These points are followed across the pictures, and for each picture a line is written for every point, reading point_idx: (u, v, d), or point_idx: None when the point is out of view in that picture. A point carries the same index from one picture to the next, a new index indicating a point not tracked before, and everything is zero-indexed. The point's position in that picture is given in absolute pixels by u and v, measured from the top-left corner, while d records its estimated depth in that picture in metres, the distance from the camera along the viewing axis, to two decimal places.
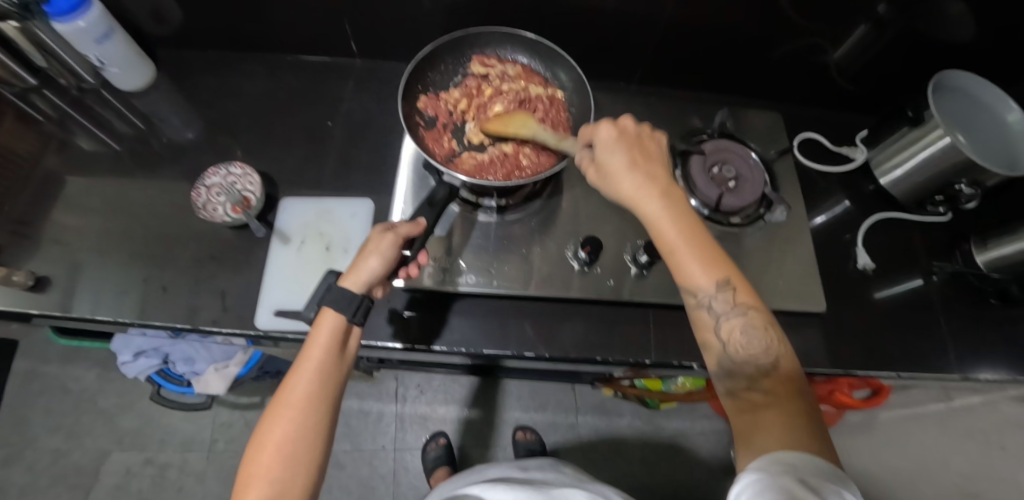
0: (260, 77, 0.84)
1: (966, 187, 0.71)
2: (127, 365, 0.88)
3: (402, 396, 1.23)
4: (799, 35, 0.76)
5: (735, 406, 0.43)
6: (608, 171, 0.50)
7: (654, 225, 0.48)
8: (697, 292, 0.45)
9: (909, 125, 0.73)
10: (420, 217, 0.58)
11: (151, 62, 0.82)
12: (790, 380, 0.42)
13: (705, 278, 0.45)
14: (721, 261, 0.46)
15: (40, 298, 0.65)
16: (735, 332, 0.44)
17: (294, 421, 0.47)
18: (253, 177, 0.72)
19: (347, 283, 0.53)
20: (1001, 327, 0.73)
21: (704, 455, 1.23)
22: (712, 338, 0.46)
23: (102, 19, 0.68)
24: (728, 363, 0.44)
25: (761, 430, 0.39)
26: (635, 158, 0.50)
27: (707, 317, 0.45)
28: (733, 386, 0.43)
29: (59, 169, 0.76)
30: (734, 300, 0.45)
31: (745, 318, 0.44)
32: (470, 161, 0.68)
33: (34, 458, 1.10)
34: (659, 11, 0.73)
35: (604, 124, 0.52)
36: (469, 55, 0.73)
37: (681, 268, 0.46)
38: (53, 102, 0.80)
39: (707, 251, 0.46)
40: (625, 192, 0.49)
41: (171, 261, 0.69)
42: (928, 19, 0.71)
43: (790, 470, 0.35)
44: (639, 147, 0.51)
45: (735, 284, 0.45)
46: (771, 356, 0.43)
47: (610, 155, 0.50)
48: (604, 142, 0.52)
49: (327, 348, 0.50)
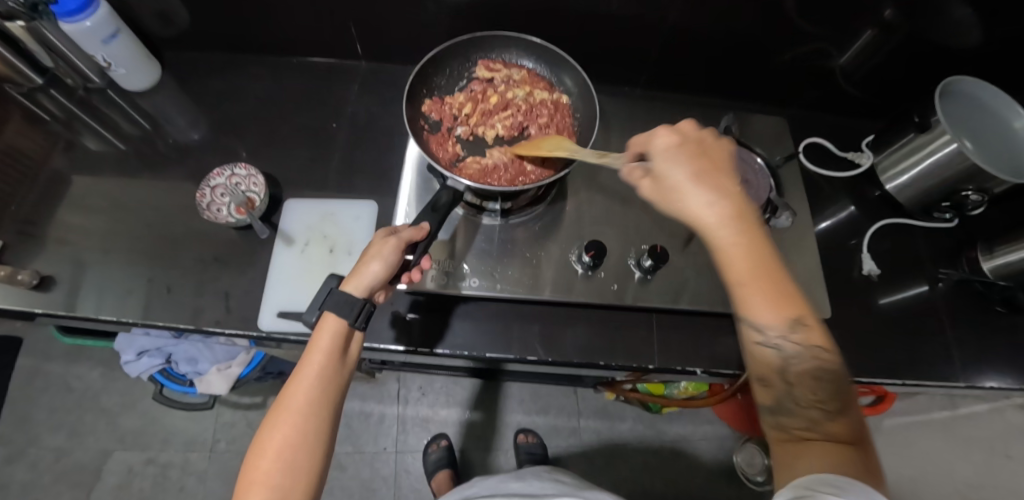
0: (265, 78, 0.85)
1: (973, 195, 0.70)
2: (130, 365, 0.88)
3: (403, 398, 1.23)
4: (804, 40, 0.76)
5: (780, 438, 0.43)
6: (670, 186, 0.48)
7: (718, 248, 0.45)
8: (764, 327, 0.43)
9: (916, 131, 0.73)
10: (422, 221, 0.58)
11: (157, 63, 0.82)
12: (854, 423, 0.41)
13: (775, 315, 0.43)
14: (794, 297, 0.43)
15: (44, 297, 0.66)
16: (803, 376, 0.43)
17: (294, 426, 0.46)
18: (256, 178, 0.73)
19: (349, 287, 0.53)
20: (1006, 335, 0.72)
21: (706, 460, 1.22)
22: (774, 376, 0.44)
23: (108, 20, 0.68)
24: (788, 403, 0.43)
25: (804, 460, 0.40)
26: (701, 174, 0.48)
27: (770, 353, 0.44)
28: (790, 424, 0.43)
29: (65, 168, 0.76)
30: (807, 343, 0.43)
31: (815, 357, 0.43)
32: (475, 165, 0.68)
33: (36, 456, 1.11)
34: (664, 15, 0.73)
35: (663, 131, 0.51)
36: (475, 59, 0.73)
37: (745, 297, 0.44)
38: (60, 102, 0.81)
39: (776, 282, 0.44)
40: (686, 210, 0.47)
41: (175, 262, 0.69)
42: (937, 24, 0.70)
43: (837, 491, 0.35)
44: (708, 163, 0.49)
45: (807, 321, 0.43)
46: (834, 405, 0.42)
47: (673, 169, 0.48)
48: (665, 153, 0.49)
49: (328, 353, 0.50)
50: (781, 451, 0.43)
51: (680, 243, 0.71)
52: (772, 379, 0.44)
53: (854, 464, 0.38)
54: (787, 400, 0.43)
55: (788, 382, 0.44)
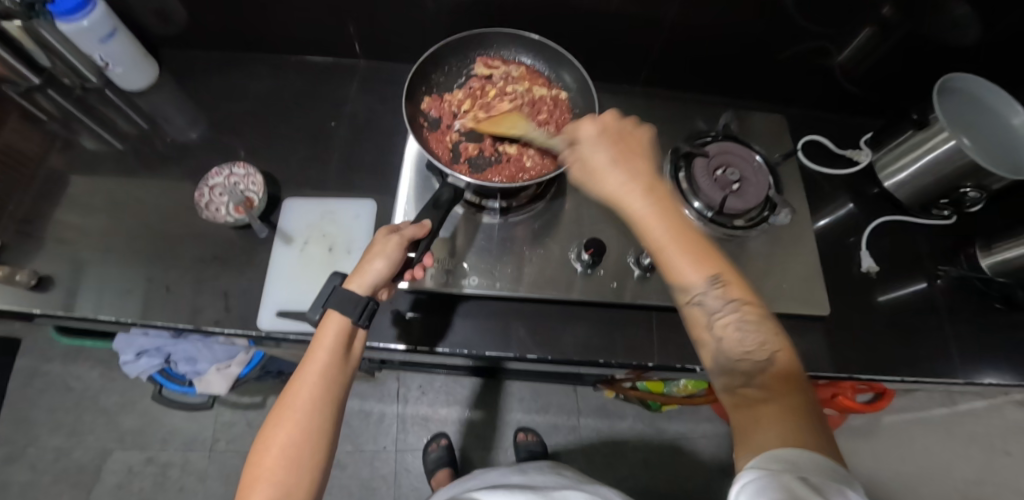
0: (263, 77, 0.84)
1: (972, 191, 0.70)
2: (129, 364, 0.88)
3: (403, 397, 1.23)
4: (803, 37, 0.76)
5: (728, 403, 0.41)
6: (592, 169, 0.51)
7: (637, 219, 0.47)
8: (688, 287, 0.44)
9: (914, 128, 0.73)
10: (425, 219, 0.58)
11: (154, 62, 0.82)
12: (790, 377, 0.40)
13: (696, 272, 0.43)
14: (714, 257, 0.44)
15: (43, 297, 0.66)
16: (730, 328, 0.42)
17: (297, 424, 0.46)
18: (255, 177, 0.72)
19: (353, 285, 0.53)
20: (1006, 332, 0.72)
21: (706, 457, 1.22)
22: (705, 334, 0.44)
23: (106, 19, 0.68)
24: (723, 359, 0.42)
25: (755, 423, 0.38)
26: (619, 156, 0.50)
27: (699, 312, 0.43)
28: (727, 382, 0.41)
29: (62, 167, 0.76)
30: (727, 297, 0.43)
31: (737, 313, 0.42)
32: (474, 164, 0.68)
33: (36, 457, 1.11)
34: (662, 13, 0.73)
35: (586, 122, 0.54)
36: (474, 56, 0.73)
37: (667, 262, 0.45)
38: (57, 102, 0.80)
39: (696, 242, 0.45)
40: (607, 191, 0.49)
41: (174, 261, 0.69)
42: (936, 21, 0.70)
43: (791, 468, 0.34)
44: (626, 146, 0.52)
45: (725, 279, 0.43)
46: (767, 351, 0.41)
47: (593, 155, 0.51)
48: (590, 140, 0.52)
49: (332, 351, 0.50)
50: (732, 414, 0.41)
51: None
52: (704, 340, 0.44)
53: (790, 415, 0.38)
54: (721, 356, 0.42)
55: (717, 339, 0.43)
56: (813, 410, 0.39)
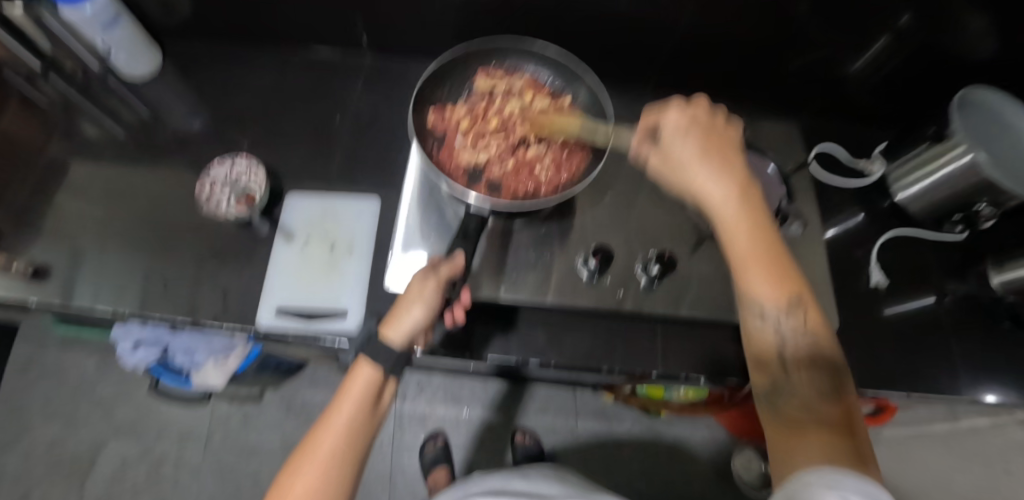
0: (267, 69, 0.83)
1: (985, 207, 0.69)
2: (125, 357, 0.86)
3: (401, 393, 1.22)
4: (818, 45, 0.74)
5: (776, 424, 0.42)
6: (679, 160, 0.52)
7: (721, 220, 0.49)
8: (763, 302, 0.45)
9: (930, 142, 0.72)
10: (458, 253, 0.57)
11: (157, 50, 0.80)
12: (850, 411, 0.41)
13: (770, 283, 0.45)
14: (796, 280, 0.46)
15: (39, 288, 0.64)
16: (794, 347, 0.44)
17: (319, 471, 0.46)
18: (258, 172, 0.71)
19: (390, 334, 0.51)
20: (1012, 349, 0.71)
21: (703, 462, 1.22)
22: (771, 351, 0.45)
23: (108, 7, 0.67)
24: (780, 379, 0.44)
25: (805, 446, 0.38)
26: (707, 151, 0.51)
27: (767, 327, 0.45)
28: (781, 404, 0.43)
29: (62, 156, 0.75)
30: (802, 323, 0.44)
31: (809, 336, 0.44)
32: (489, 182, 0.66)
33: (32, 444, 1.10)
34: (677, 16, 0.71)
35: (673, 110, 0.54)
36: (476, 69, 0.73)
37: (748, 273, 0.46)
38: (58, 88, 0.79)
39: (780, 264, 0.47)
40: (694, 185, 0.51)
41: (172, 256, 0.68)
42: (951, 34, 0.69)
43: (831, 485, 0.31)
44: (716, 142, 0.52)
45: (805, 304, 0.45)
46: (825, 382, 0.43)
47: (683, 147, 0.52)
48: (675, 130, 0.52)
49: (361, 396, 0.50)
50: (776, 435, 0.41)
51: (685, 249, 0.70)
52: (767, 357, 0.46)
53: (845, 443, 0.37)
54: (783, 379, 0.44)
55: (783, 360, 0.45)
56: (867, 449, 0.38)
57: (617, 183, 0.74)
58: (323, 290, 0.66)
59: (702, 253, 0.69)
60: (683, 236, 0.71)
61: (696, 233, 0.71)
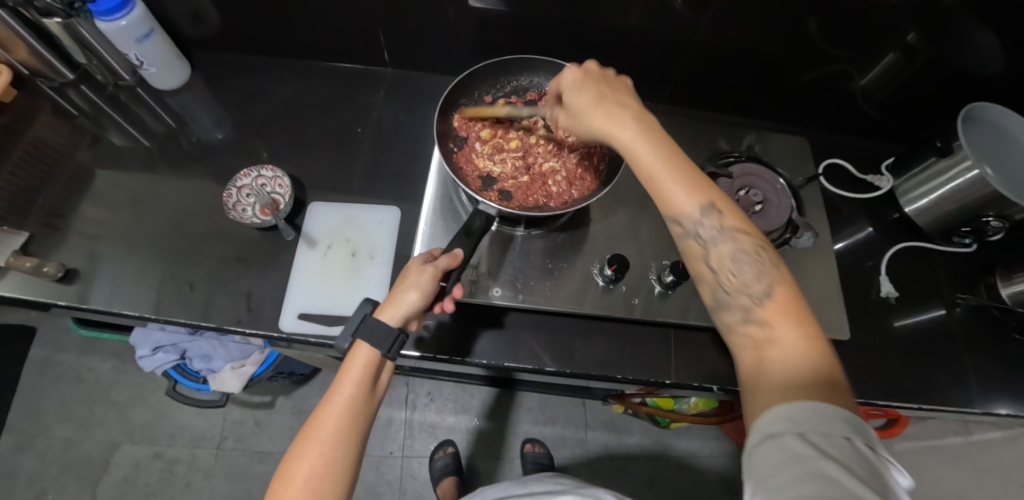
0: (292, 82, 0.86)
1: (994, 220, 0.70)
2: (145, 359, 0.88)
3: (411, 402, 1.22)
4: (827, 61, 0.76)
5: (735, 338, 0.44)
6: (578, 111, 0.51)
7: (625, 152, 0.48)
8: (681, 220, 0.46)
9: (937, 155, 0.73)
10: (457, 248, 0.58)
11: (186, 63, 0.83)
12: (789, 300, 0.43)
13: (691, 201, 0.46)
14: (706, 186, 0.46)
15: (67, 290, 0.66)
16: (726, 260, 0.46)
17: (320, 456, 0.47)
18: (282, 180, 0.74)
19: (384, 315, 0.53)
20: (1019, 363, 0.72)
21: (713, 477, 1.22)
22: (703, 265, 0.47)
23: (143, 20, 0.70)
24: (722, 293, 0.46)
25: (766, 369, 0.40)
26: (601, 95, 0.50)
27: (693, 243, 0.46)
28: (731, 321, 0.44)
29: (91, 163, 0.77)
30: (722, 227, 0.45)
31: (732, 240, 0.46)
32: (502, 191, 0.69)
33: (45, 446, 1.11)
34: (690, 33, 0.74)
35: (570, 69, 0.54)
36: (506, 83, 0.75)
37: (663, 194, 0.47)
38: (89, 98, 0.82)
39: (689, 173, 0.47)
40: (596, 129, 0.50)
41: (197, 260, 0.70)
42: (958, 50, 0.71)
43: (792, 426, 0.35)
44: (608, 86, 0.51)
45: (719, 207, 0.46)
46: (763, 283, 0.44)
47: (576, 96, 0.51)
48: (570, 84, 0.53)
49: (358, 383, 0.50)
50: (739, 355, 0.43)
51: None
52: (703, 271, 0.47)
53: (800, 353, 0.39)
54: (721, 290, 0.46)
55: (713, 268, 0.47)
56: (816, 339, 0.41)
57: (630, 194, 0.75)
58: (344, 294, 0.68)
59: None
60: None
61: None
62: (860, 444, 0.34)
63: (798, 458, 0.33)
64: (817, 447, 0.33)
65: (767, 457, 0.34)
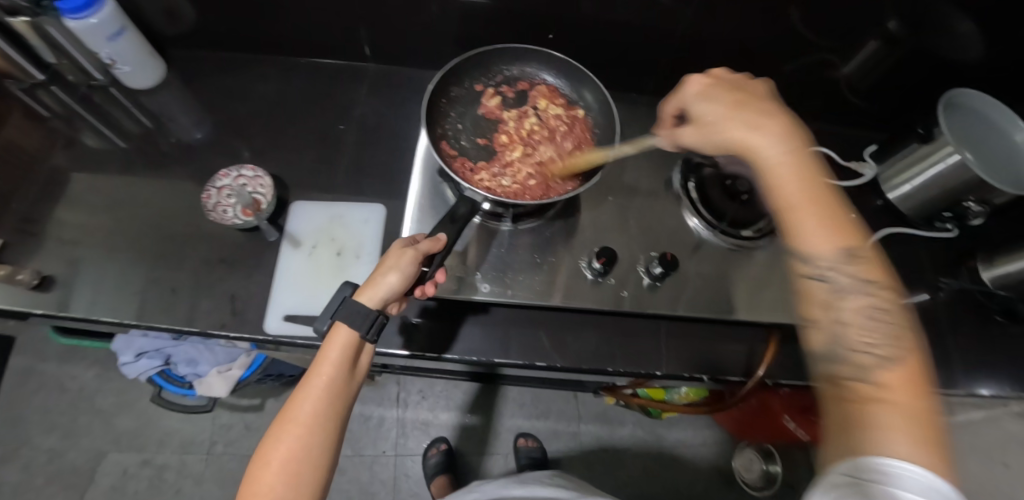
0: (271, 79, 0.84)
1: (974, 205, 0.72)
2: (127, 366, 0.86)
3: (403, 401, 1.22)
4: (810, 50, 0.77)
5: (837, 393, 0.40)
6: (712, 119, 0.53)
7: (767, 171, 0.49)
8: (815, 258, 0.44)
9: (919, 142, 0.73)
10: (440, 233, 0.57)
11: (161, 61, 0.81)
12: (919, 372, 0.40)
13: (828, 243, 0.44)
14: (853, 233, 0.45)
15: (43, 297, 0.65)
16: (856, 313, 0.42)
17: (298, 439, 0.47)
18: (264, 180, 0.72)
19: (363, 298, 0.51)
20: (1002, 344, 0.73)
21: (704, 464, 1.23)
22: (823, 312, 0.43)
23: (114, 17, 0.67)
24: (838, 346, 0.42)
25: (867, 427, 0.37)
26: (737, 103, 0.52)
27: (822, 286, 0.43)
28: (838, 372, 0.41)
29: (65, 166, 0.75)
30: (861, 275, 0.43)
31: (869, 294, 0.43)
32: (496, 180, 0.68)
33: (29, 457, 1.09)
34: (675, 22, 0.73)
35: (695, 77, 0.57)
36: (497, 73, 0.75)
37: (799, 225, 0.45)
38: (61, 99, 0.80)
39: (834, 212, 0.46)
40: (734, 141, 0.51)
41: (178, 263, 0.68)
42: (938, 37, 0.72)
43: (850, 471, 0.35)
44: (742, 95, 0.53)
45: (862, 256, 0.44)
46: (893, 349, 0.41)
47: (711, 107, 0.53)
48: (698, 94, 0.55)
49: (337, 365, 0.50)
50: (836, 408, 0.40)
51: (687, 250, 0.71)
52: (818, 319, 0.43)
53: (915, 426, 0.37)
54: (838, 340, 0.42)
55: (836, 318, 0.43)
56: (932, 417, 0.38)
57: (618, 186, 0.75)
58: (331, 294, 0.67)
59: (703, 252, 0.71)
60: (683, 237, 0.72)
61: (695, 233, 0.72)
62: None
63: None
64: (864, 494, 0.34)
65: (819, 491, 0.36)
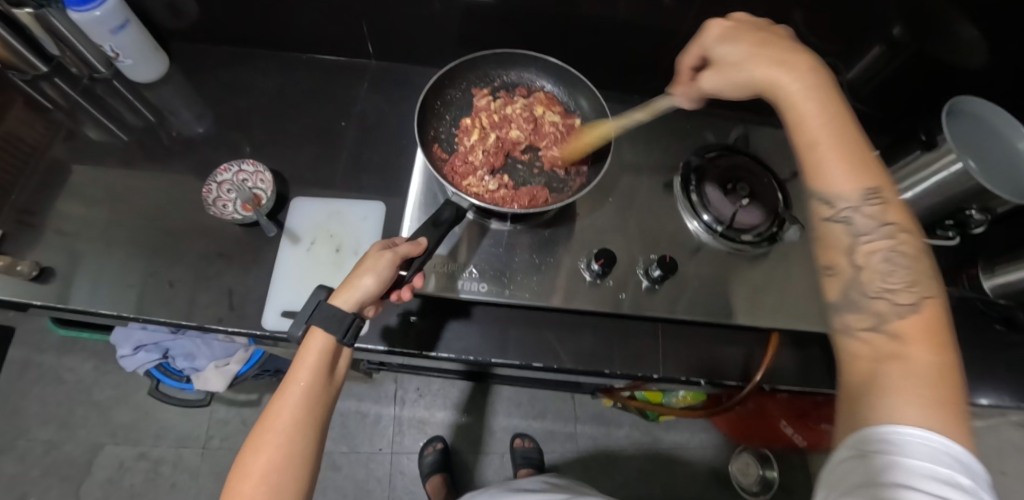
0: (273, 74, 0.84)
1: (976, 213, 0.72)
2: (126, 359, 0.86)
3: (400, 399, 1.22)
4: (813, 55, 0.77)
5: (854, 346, 0.40)
6: (732, 62, 0.50)
7: (791, 110, 0.46)
8: (834, 200, 0.43)
9: (922, 149, 0.75)
10: (421, 237, 0.57)
11: (164, 55, 0.81)
12: (940, 316, 0.39)
13: (852, 183, 0.43)
14: (873, 173, 0.43)
15: (41, 288, 0.65)
16: (874, 258, 0.42)
17: (278, 448, 0.46)
18: (263, 175, 0.72)
19: (338, 300, 0.52)
20: (1002, 352, 0.73)
21: (701, 467, 1.23)
22: (843, 257, 0.43)
23: (118, 10, 0.68)
24: (858, 293, 0.41)
25: (874, 394, 0.36)
26: (760, 44, 0.49)
27: (842, 229, 0.43)
28: (853, 322, 0.41)
29: (66, 158, 0.75)
30: (880, 214, 0.42)
31: (889, 238, 0.42)
32: (482, 184, 0.68)
33: (26, 448, 1.09)
34: (678, 24, 0.73)
35: (715, 21, 0.53)
36: (494, 78, 0.75)
37: (820, 166, 0.44)
38: (64, 91, 0.80)
39: (853, 149, 0.44)
40: (755, 79, 0.48)
41: (176, 258, 0.68)
42: (943, 46, 0.72)
43: (887, 447, 0.33)
44: (768, 37, 0.50)
45: (882, 197, 0.42)
46: (910, 294, 0.40)
47: (736, 48, 0.50)
48: (719, 37, 0.52)
49: (315, 370, 0.50)
50: (857, 364, 0.39)
51: (686, 253, 0.71)
52: (840, 267, 0.43)
53: (929, 382, 0.35)
54: (857, 287, 0.42)
55: (856, 265, 0.43)
56: (952, 369, 0.36)
57: (618, 188, 0.75)
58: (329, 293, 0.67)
59: (702, 255, 0.71)
60: (683, 239, 0.72)
61: (696, 236, 0.72)
62: (965, 481, 0.32)
63: (883, 484, 0.32)
64: (910, 476, 0.32)
65: (856, 471, 0.34)
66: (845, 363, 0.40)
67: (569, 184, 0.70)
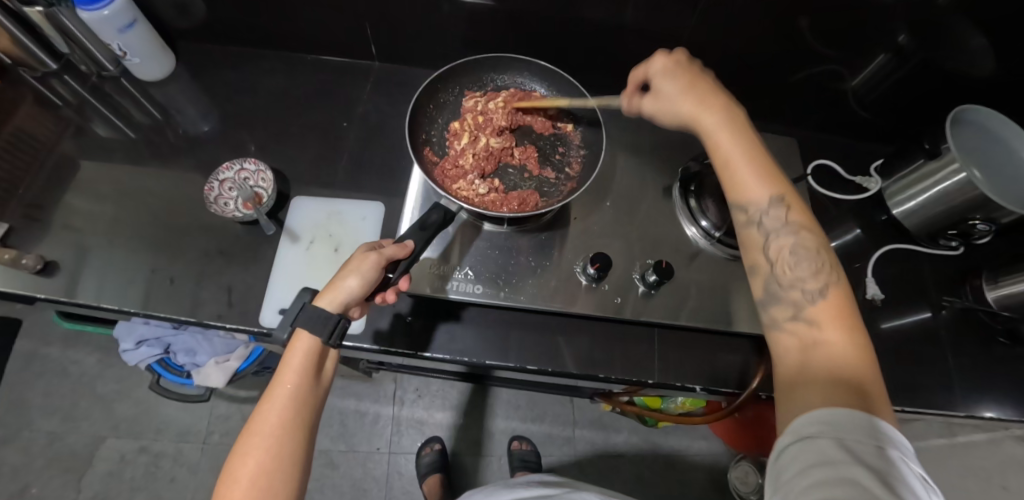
0: (278, 74, 0.85)
1: (981, 224, 0.69)
2: (129, 353, 0.87)
3: (399, 399, 1.22)
4: (817, 61, 0.76)
5: (780, 341, 0.43)
6: (665, 95, 0.54)
7: (711, 137, 0.51)
8: (749, 210, 0.47)
9: (925, 158, 0.73)
10: (408, 239, 0.57)
11: (171, 54, 0.82)
12: (847, 303, 0.43)
13: (763, 192, 0.47)
14: (781, 182, 0.48)
15: (45, 282, 0.65)
16: (785, 253, 0.46)
17: (267, 451, 0.46)
18: (265, 174, 0.73)
19: (323, 302, 0.52)
20: (1006, 365, 0.72)
21: (699, 475, 1.22)
22: (761, 258, 0.47)
23: (126, 10, 0.69)
24: (774, 288, 0.45)
25: (803, 388, 0.39)
26: (690, 81, 0.53)
27: (757, 233, 0.47)
28: (777, 317, 0.44)
29: (73, 153, 0.76)
30: (787, 216, 0.46)
31: (797, 235, 0.46)
32: (472, 188, 0.69)
33: (29, 440, 1.10)
34: (681, 30, 0.73)
35: (653, 54, 0.56)
36: (486, 81, 0.75)
37: (737, 181, 0.49)
38: (73, 88, 0.81)
39: (762, 163, 0.49)
40: (685, 114, 0.53)
41: (177, 254, 0.69)
42: (951, 52, 0.71)
43: (828, 428, 0.35)
44: (693, 73, 0.54)
45: (789, 202, 0.47)
46: (820, 284, 0.44)
47: (670, 83, 0.54)
48: (655, 69, 0.55)
49: (301, 373, 0.50)
50: (784, 359, 0.42)
51: (684, 259, 0.71)
52: (759, 268, 0.47)
53: (849, 369, 0.39)
54: (774, 284, 0.46)
55: (772, 262, 0.46)
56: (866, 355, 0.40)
57: (617, 192, 0.75)
58: None
59: (700, 262, 0.70)
60: (681, 245, 0.72)
61: (695, 242, 0.72)
62: (894, 453, 0.34)
63: (827, 462, 0.34)
64: (850, 453, 0.34)
65: (801, 454, 0.35)
66: (773, 356, 0.44)
67: (559, 189, 0.71)
